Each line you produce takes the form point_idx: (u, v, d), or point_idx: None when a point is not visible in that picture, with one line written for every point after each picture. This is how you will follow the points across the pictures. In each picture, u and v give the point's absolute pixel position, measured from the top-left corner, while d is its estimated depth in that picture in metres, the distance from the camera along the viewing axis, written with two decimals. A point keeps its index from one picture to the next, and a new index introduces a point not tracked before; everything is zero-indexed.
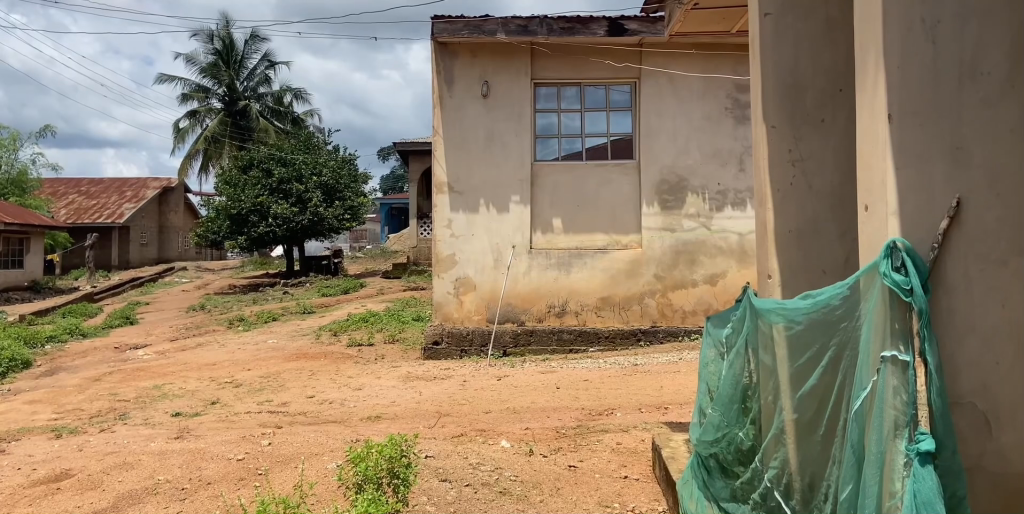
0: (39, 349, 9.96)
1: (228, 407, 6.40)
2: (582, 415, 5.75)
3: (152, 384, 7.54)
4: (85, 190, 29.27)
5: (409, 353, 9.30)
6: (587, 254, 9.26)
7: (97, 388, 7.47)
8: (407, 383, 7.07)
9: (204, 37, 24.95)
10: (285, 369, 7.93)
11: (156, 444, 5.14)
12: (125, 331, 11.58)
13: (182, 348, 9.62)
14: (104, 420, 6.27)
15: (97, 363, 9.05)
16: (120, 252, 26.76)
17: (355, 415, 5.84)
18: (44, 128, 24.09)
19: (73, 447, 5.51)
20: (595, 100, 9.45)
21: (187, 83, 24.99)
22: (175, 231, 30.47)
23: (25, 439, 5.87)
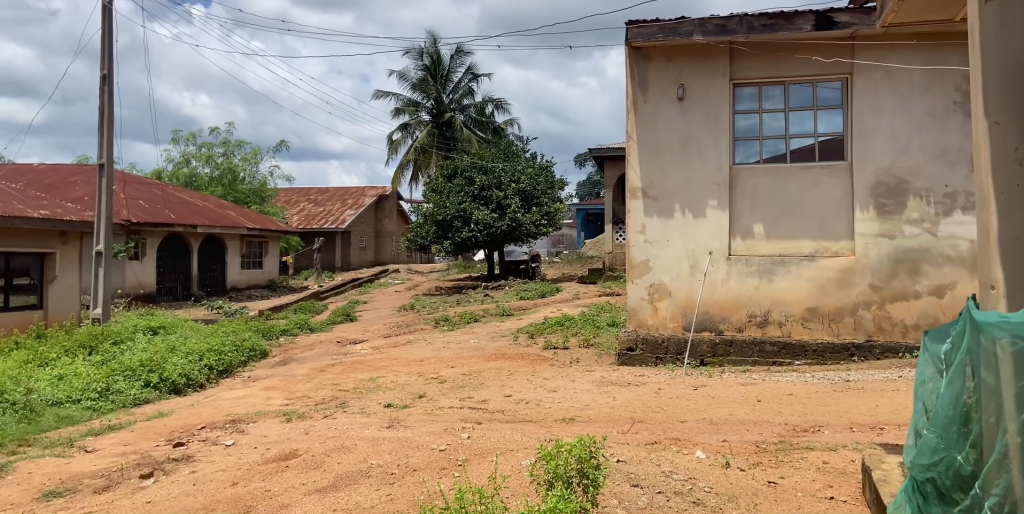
0: (275, 341, 11.21)
1: (432, 401, 6.83)
2: (784, 431, 5.49)
3: (367, 376, 8.21)
4: (313, 197, 32.42)
5: (604, 359, 9.39)
6: (791, 262, 8.80)
7: (321, 378, 8.27)
8: (602, 387, 7.13)
9: (415, 55, 26.71)
10: (484, 368, 8.31)
11: (370, 431, 5.62)
12: (345, 327, 12.69)
13: (394, 344, 10.39)
14: (327, 407, 6.95)
15: (320, 355, 10.03)
16: (342, 255, 29.31)
17: (550, 416, 5.99)
18: (280, 143, 27.01)
19: (300, 429, 6.15)
20: (801, 99, 8.96)
21: (400, 98, 26.87)
22: (389, 235, 32.85)
23: (261, 421, 6.65)
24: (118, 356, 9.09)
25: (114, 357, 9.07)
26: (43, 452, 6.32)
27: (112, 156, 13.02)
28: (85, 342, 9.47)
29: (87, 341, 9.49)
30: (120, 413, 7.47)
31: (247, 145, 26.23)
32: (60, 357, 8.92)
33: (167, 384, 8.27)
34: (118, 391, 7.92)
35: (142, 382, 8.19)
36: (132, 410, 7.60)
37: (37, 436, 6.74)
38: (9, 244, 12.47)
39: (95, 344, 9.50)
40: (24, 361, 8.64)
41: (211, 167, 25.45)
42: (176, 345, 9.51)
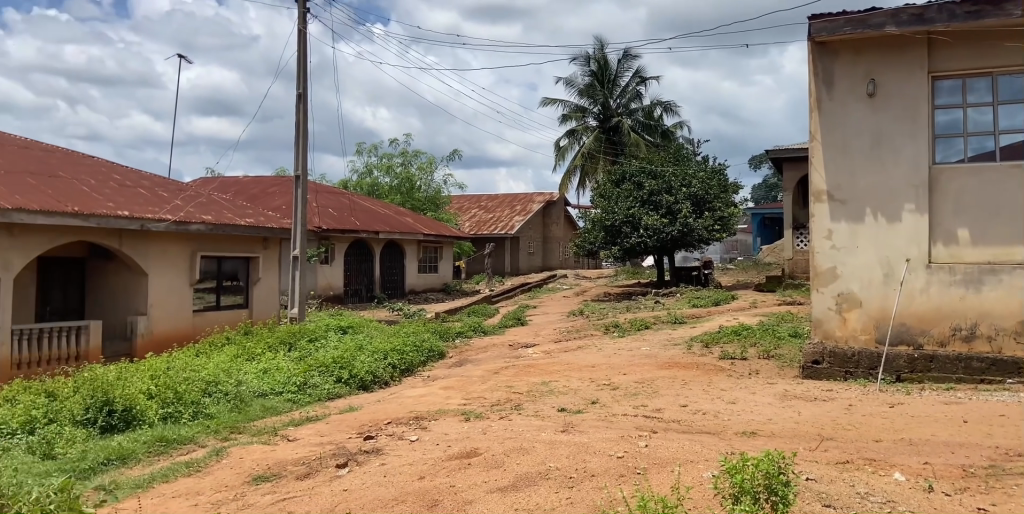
0: (451, 342, 11.71)
1: (606, 407, 6.85)
2: (997, 455, 4.99)
3: (540, 380, 8.37)
4: (484, 204, 33.48)
5: (786, 371, 8.97)
6: (1003, 270, 7.99)
7: (496, 380, 8.54)
8: (784, 401, 6.82)
9: (583, 61, 26.87)
10: (658, 376, 8.21)
11: (547, 435, 5.73)
12: (517, 331, 13.01)
13: (565, 349, 10.51)
14: (502, 409, 7.16)
15: (494, 358, 10.35)
16: (512, 260, 30.04)
17: (730, 429, 5.82)
18: (453, 152, 28.18)
19: (479, 429, 6.39)
20: (1013, 90, 8.10)
21: (567, 104, 27.14)
22: (557, 241, 33.25)
23: (442, 419, 6.98)
24: (314, 353, 9.87)
25: (309, 353, 9.86)
26: (251, 439, 6.99)
27: (306, 169, 14.15)
28: (285, 339, 10.37)
29: (287, 338, 10.37)
30: (316, 406, 8.10)
31: (423, 155, 27.58)
32: (264, 352, 9.82)
33: (356, 380, 8.88)
34: (314, 386, 8.61)
35: (334, 378, 8.84)
36: (326, 403, 8.22)
37: (246, 424, 7.47)
38: (220, 249, 13.89)
39: (294, 341, 10.38)
40: (234, 355, 9.60)
41: (390, 177, 27.02)
42: (363, 344, 10.17)
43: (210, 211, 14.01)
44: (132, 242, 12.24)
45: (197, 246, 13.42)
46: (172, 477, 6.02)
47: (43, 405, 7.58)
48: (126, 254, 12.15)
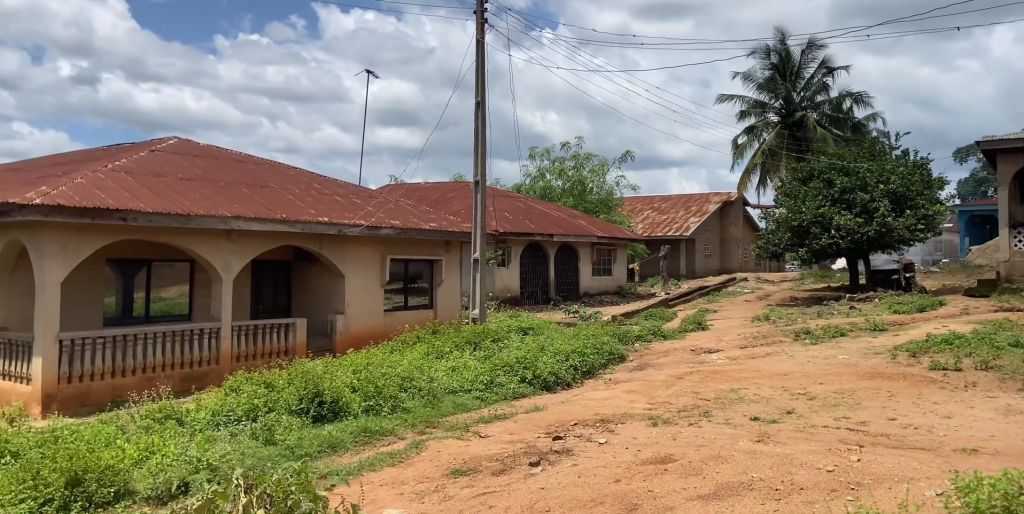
0: (632, 346, 11.66)
1: (803, 418, 6.55)
2: None
3: (729, 387, 8.14)
4: (657, 206, 33.01)
5: (1009, 385, 8.13)
6: None
7: (681, 386, 8.40)
8: (1011, 417, 6.20)
9: (762, 55, 25.82)
10: (858, 387, 7.72)
11: (743, 444, 5.57)
12: (699, 336, 12.72)
13: (752, 356, 10.14)
14: (691, 415, 7.04)
15: (678, 363, 10.18)
16: (688, 262, 29.39)
17: (947, 445, 5.37)
18: (626, 154, 28.04)
19: (669, 435, 6.32)
20: None
21: (745, 101, 26.18)
22: (735, 243, 32.11)
23: (630, 423, 6.98)
24: (498, 352, 10.21)
25: (494, 353, 10.22)
26: (446, 434, 7.35)
27: (485, 174, 14.65)
28: (472, 338, 10.81)
29: (473, 338, 10.79)
30: (503, 404, 8.38)
31: (596, 157, 27.66)
32: (452, 351, 10.29)
33: (539, 380, 9.09)
34: (500, 385, 8.91)
35: (519, 378, 9.09)
36: (512, 402, 8.48)
37: (440, 419, 7.87)
38: (408, 252, 14.70)
39: (479, 340, 10.79)
40: (425, 353, 10.14)
41: (563, 180, 27.36)
42: (545, 345, 10.38)
43: (398, 216, 14.86)
44: (331, 246, 13.24)
45: (387, 249, 14.27)
46: (378, 467, 6.44)
47: (262, 395, 8.38)
48: (326, 257, 13.17)
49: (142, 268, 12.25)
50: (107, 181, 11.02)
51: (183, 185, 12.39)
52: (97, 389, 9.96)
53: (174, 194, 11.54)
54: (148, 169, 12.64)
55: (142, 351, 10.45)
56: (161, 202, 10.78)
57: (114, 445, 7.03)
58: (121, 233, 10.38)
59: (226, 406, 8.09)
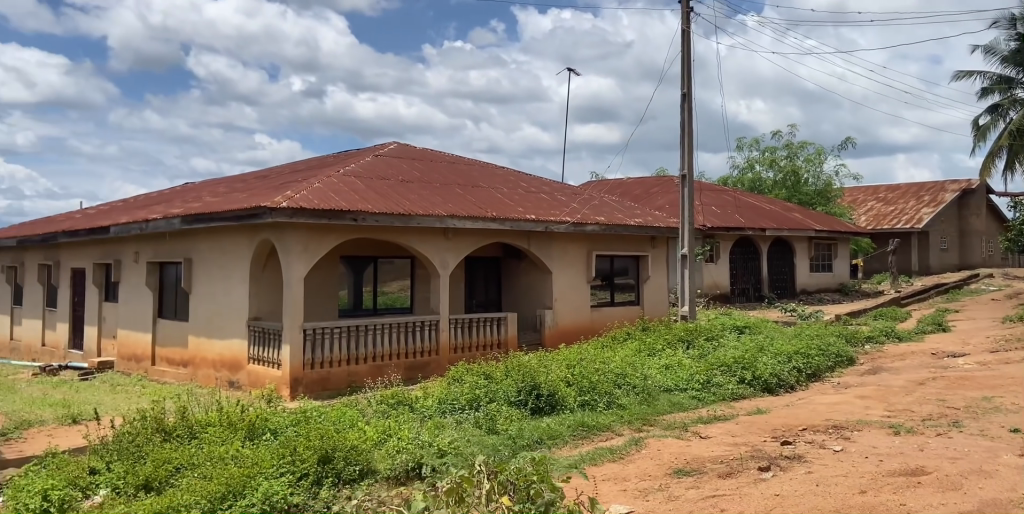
0: (861, 348, 10.85)
1: None
2: None
3: (982, 395, 7.31)
4: (883, 196, 30.44)
5: None
6: None
7: (923, 392, 7.67)
8: None
9: (1007, 23, 22.92)
10: None
11: (1006, 459, 4.99)
12: (940, 338, 11.54)
13: (1008, 361, 9.04)
14: (937, 425, 6.40)
15: (916, 367, 9.32)
16: (920, 257, 26.82)
17: None
18: (845, 142, 26.17)
19: (914, 445, 5.80)
20: None
21: (987, 76, 23.38)
22: (978, 235, 28.78)
23: (865, 431, 6.48)
24: (714, 351, 9.93)
25: (709, 352, 9.95)
26: (664, 433, 7.25)
27: (692, 167, 14.26)
28: (685, 336, 10.58)
29: (686, 335, 10.58)
30: (722, 405, 8.14)
31: (811, 146, 26.04)
32: (665, 348, 10.15)
33: (760, 382, 8.73)
34: (718, 385, 8.64)
35: (737, 378, 8.79)
36: (732, 403, 8.21)
37: (657, 418, 7.78)
38: (614, 249, 14.70)
39: (692, 338, 10.54)
40: (637, 350, 10.10)
41: (774, 171, 26.08)
42: (765, 345, 9.92)
43: (603, 213, 14.89)
44: (540, 242, 13.54)
45: (593, 246, 14.37)
46: (599, 461, 6.48)
47: (483, 386, 8.73)
48: (535, 253, 13.49)
49: (369, 264, 13.25)
50: (340, 185, 12.04)
51: (404, 187, 13.24)
52: (336, 374, 10.91)
53: (396, 196, 12.37)
54: (373, 172, 13.66)
55: (371, 341, 11.31)
56: (385, 203, 11.58)
57: (356, 427, 7.68)
58: (352, 232, 11.29)
59: (451, 395, 8.54)
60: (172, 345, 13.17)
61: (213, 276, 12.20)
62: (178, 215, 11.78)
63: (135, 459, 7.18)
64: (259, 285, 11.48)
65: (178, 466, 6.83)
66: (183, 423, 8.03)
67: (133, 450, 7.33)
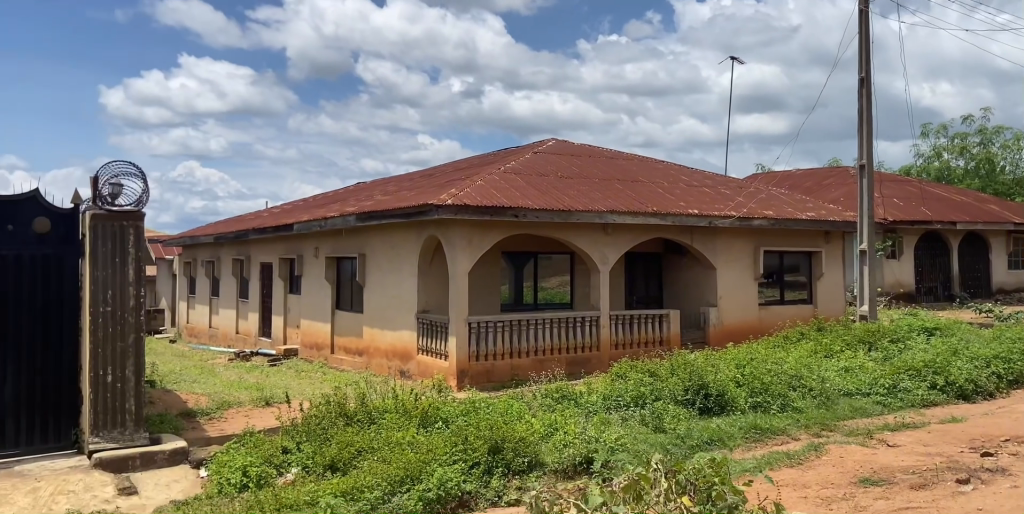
0: None
1: None
2: None
3: None
4: None
5: None
6: None
7: None
8: None
9: None
10: None
11: None
12: None
13: None
14: None
15: None
16: None
17: None
18: None
19: None
20: None
21: None
22: None
23: None
24: (900, 354, 9.24)
25: (894, 355, 9.28)
26: (847, 439, 6.83)
27: (870, 156, 13.32)
28: (866, 337, 9.92)
29: (866, 336, 9.92)
30: (910, 412, 7.57)
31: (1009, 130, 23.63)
32: (843, 350, 9.57)
33: (954, 388, 8.04)
34: (905, 391, 8.03)
35: (927, 384, 8.14)
36: (922, 410, 7.61)
37: (836, 423, 7.36)
38: (782, 244, 14.04)
39: (874, 340, 9.87)
40: (812, 351, 9.60)
41: (965, 159, 23.92)
42: (960, 348, 9.11)
43: (772, 206, 14.25)
44: (703, 238, 13.17)
45: (760, 241, 13.79)
46: (776, 466, 6.20)
47: (648, 383, 8.61)
48: (698, 249, 13.13)
49: (529, 260, 13.45)
50: (502, 182, 12.28)
51: (563, 183, 13.31)
52: (500, 367, 11.16)
53: (556, 192, 12.46)
54: (533, 169, 13.85)
55: (533, 335, 11.48)
56: (545, 199, 11.69)
57: (524, 419, 7.82)
58: (513, 228, 11.51)
59: (616, 391, 8.48)
60: (348, 335, 14.03)
61: (385, 270, 12.85)
62: (353, 213, 12.50)
63: (321, 441, 7.70)
64: (426, 279, 11.95)
65: (359, 449, 7.23)
66: (363, 408, 8.52)
67: (318, 432, 7.87)
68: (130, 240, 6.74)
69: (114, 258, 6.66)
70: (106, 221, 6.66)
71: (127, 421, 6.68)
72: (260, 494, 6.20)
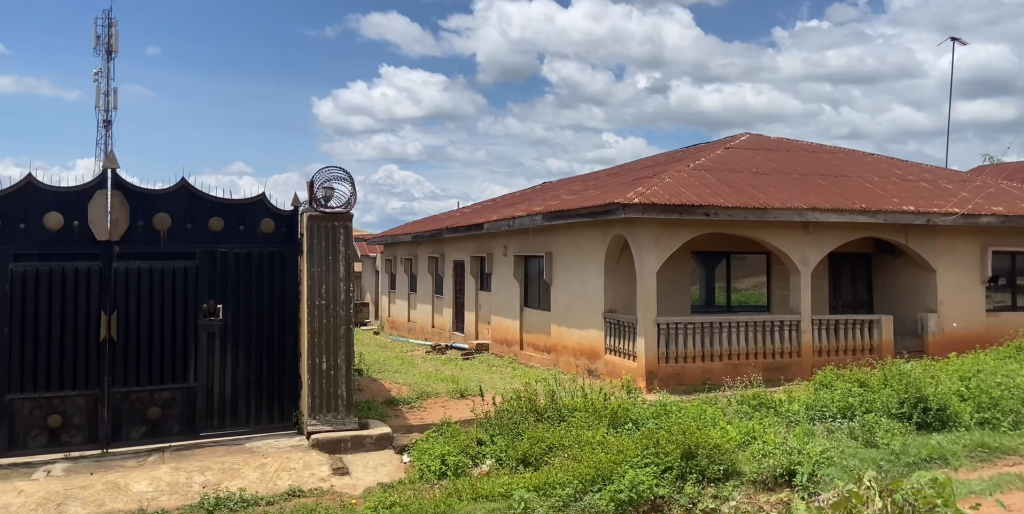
0: None
1: None
2: None
3: None
4: None
5: None
6: None
7: None
8: None
9: None
10: None
11: None
12: None
13: None
14: None
15: None
16: None
17: None
18: None
19: None
20: None
21: None
22: None
23: None
24: None
25: None
26: None
27: None
28: None
29: None
30: None
31: None
32: None
33: None
34: None
35: None
36: None
37: None
38: (1015, 243, 12.53)
39: None
40: None
41: None
42: None
43: (1002, 201, 12.75)
44: (918, 237, 12.05)
45: (989, 241, 12.39)
46: (1007, 489, 5.53)
47: (856, 393, 8.03)
48: (913, 249, 12.03)
49: (721, 259, 13.01)
50: (691, 179, 11.96)
51: (757, 179, 12.71)
52: (691, 371, 10.89)
53: (750, 189, 11.93)
54: (725, 165, 13.35)
55: (726, 339, 11.10)
56: (739, 197, 11.22)
57: (719, 425, 7.57)
58: (704, 227, 11.15)
59: (820, 401, 7.98)
60: (537, 332, 14.31)
61: (572, 269, 12.97)
62: (540, 212, 12.72)
63: (513, 436, 7.91)
64: (613, 278, 11.92)
65: (550, 445, 7.34)
66: (553, 406, 8.64)
67: (511, 427, 8.09)
68: (341, 239, 7.29)
69: (328, 256, 7.25)
70: (321, 221, 7.25)
71: (339, 406, 7.24)
72: (458, 483, 6.47)
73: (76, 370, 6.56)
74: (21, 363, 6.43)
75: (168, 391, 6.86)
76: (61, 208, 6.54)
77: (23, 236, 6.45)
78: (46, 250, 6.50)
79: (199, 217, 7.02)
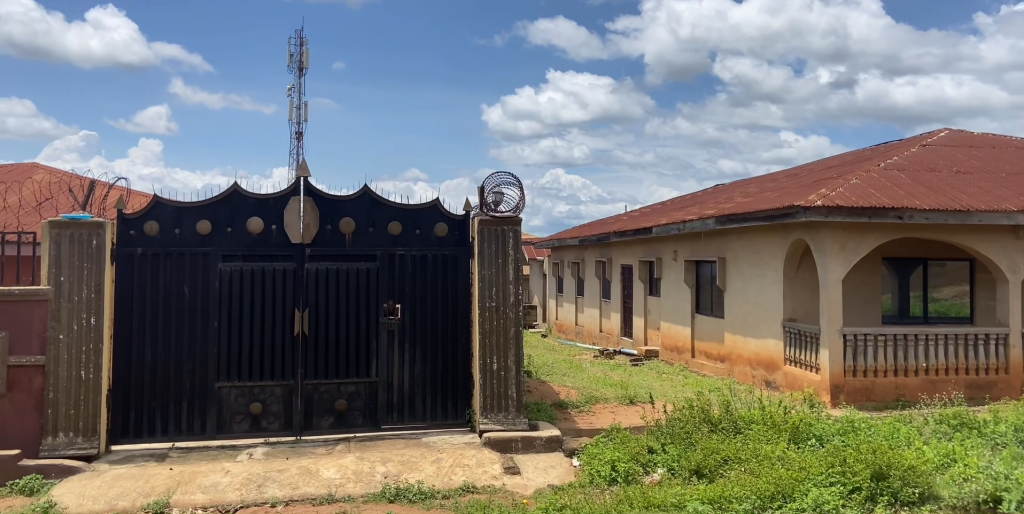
0: None
1: None
2: None
3: None
4: None
5: None
6: None
7: None
8: None
9: None
10: None
11: None
12: None
13: None
14: None
15: None
16: None
17: None
18: None
19: None
20: None
21: None
22: None
23: None
24: None
25: None
26: None
27: None
28: None
29: None
30: None
31: None
32: None
33: None
34: None
35: None
36: None
37: None
38: None
39: None
40: None
41: None
42: None
43: None
44: None
45: None
46: None
47: None
48: None
49: (917, 266, 11.95)
50: (881, 180, 11.09)
51: (959, 179, 11.58)
52: (881, 386, 10.09)
53: (951, 189, 10.88)
54: (920, 164, 12.28)
55: (922, 352, 10.19)
56: (937, 198, 10.26)
57: (914, 445, 6.96)
58: (896, 231, 10.31)
59: None
60: (709, 340, 13.87)
61: (747, 274, 12.45)
62: (713, 216, 12.32)
63: (686, 445, 7.69)
64: (793, 285, 11.30)
65: (725, 458, 7.07)
66: (728, 416, 8.32)
67: (684, 436, 7.88)
68: (510, 243, 7.44)
69: (498, 259, 7.42)
70: (492, 226, 7.44)
71: (510, 406, 7.39)
72: (628, 491, 6.38)
73: (274, 362, 7.16)
74: (230, 354, 7.10)
75: (353, 385, 7.31)
76: (260, 213, 7.16)
77: (230, 238, 7.12)
78: (249, 252, 7.13)
79: (380, 222, 7.43)
